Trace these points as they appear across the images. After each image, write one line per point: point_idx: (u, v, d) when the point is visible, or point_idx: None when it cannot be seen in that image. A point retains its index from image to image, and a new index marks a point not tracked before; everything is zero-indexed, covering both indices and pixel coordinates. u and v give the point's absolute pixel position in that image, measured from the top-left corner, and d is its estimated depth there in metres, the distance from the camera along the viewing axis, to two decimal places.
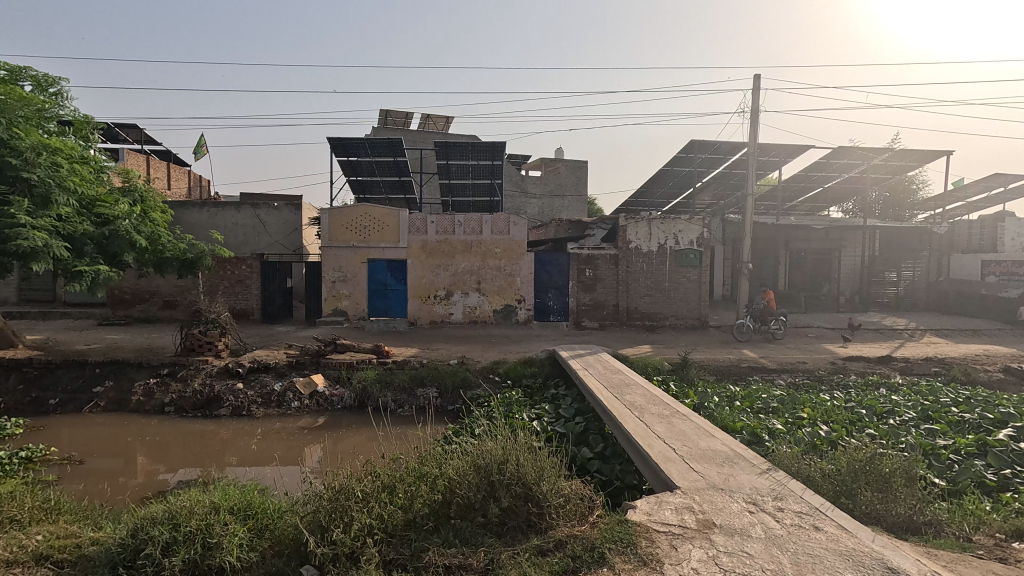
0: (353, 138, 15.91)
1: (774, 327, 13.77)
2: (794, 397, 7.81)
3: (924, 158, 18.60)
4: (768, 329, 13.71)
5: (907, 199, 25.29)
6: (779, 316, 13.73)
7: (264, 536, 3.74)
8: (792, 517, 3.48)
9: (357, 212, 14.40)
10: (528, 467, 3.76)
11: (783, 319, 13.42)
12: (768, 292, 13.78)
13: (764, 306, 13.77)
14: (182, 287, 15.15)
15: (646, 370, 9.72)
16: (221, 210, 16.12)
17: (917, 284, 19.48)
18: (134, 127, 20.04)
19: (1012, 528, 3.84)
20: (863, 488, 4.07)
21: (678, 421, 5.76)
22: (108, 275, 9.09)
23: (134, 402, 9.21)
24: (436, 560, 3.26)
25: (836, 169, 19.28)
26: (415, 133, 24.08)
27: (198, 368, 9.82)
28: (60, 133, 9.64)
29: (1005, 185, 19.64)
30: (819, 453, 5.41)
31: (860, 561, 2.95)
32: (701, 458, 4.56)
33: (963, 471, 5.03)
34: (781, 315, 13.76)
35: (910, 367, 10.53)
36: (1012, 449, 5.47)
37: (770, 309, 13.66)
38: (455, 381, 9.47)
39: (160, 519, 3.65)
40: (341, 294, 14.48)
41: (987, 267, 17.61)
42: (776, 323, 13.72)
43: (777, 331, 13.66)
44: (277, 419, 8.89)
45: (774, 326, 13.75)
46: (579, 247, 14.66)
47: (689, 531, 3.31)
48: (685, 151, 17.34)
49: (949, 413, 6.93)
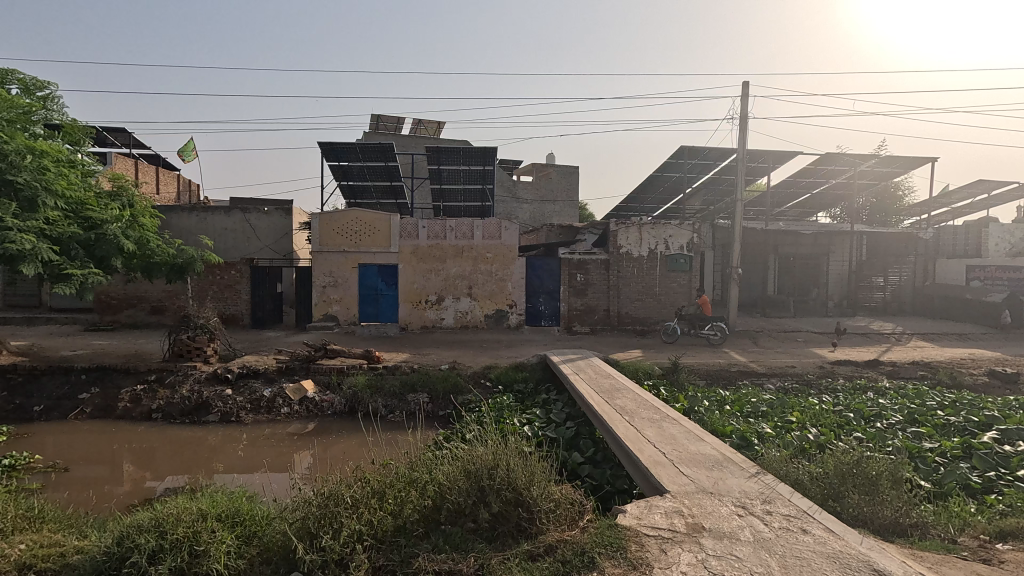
0: (344, 143, 15.90)
1: (710, 332, 13.73)
2: (782, 402, 7.86)
3: (910, 164, 18.88)
4: (702, 334, 13.75)
5: (894, 204, 25.64)
6: (716, 323, 13.69)
7: (252, 544, 3.70)
8: (780, 520, 3.51)
9: (348, 217, 14.37)
10: (518, 471, 3.77)
11: (715, 325, 13.36)
12: (704, 297, 13.95)
13: (699, 311, 13.95)
14: (170, 292, 15.03)
15: (637, 374, 9.75)
16: (210, 214, 16.00)
17: (903, 289, 19.73)
18: (122, 131, 19.88)
19: (996, 530, 3.90)
20: (850, 491, 4.11)
21: (669, 425, 5.78)
22: (98, 278, 9.02)
23: (120, 408, 9.10)
24: (425, 566, 3.25)
25: (824, 175, 19.50)
26: (407, 138, 24.08)
27: (186, 374, 9.72)
28: (47, 137, 9.57)
29: (988, 191, 19.96)
30: (808, 457, 5.45)
31: (847, 563, 2.97)
32: (690, 462, 4.58)
33: (948, 473, 5.09)
34: (718, 323, 13.69)
35: (896, 371, 10.65)
36: (996, 451, 5.56)
37: (702, 314, 13.80)
38: (447, 387, 9.45)
39: (146, 527, 3.62)
40: (331, 299, 14.44)
41: (972, 272, 18.35)
42: (710, 329, 13.70)
43: (711, 337, 13.57)
44: (267, 425, 8.81)
45: (710, 332, 13.69)
46: (570, 252, 14.69)
47: (678, 535, 3.33)
48: (676, 156, 17.47)
49: (934, 416, 7.01)
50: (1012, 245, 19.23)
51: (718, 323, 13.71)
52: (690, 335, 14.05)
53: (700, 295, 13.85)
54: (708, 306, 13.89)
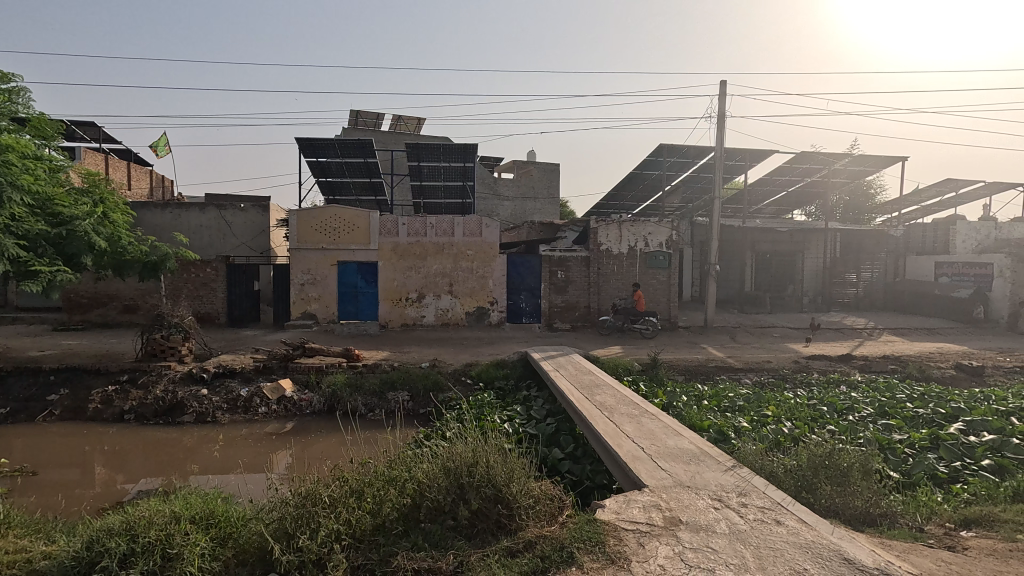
0: (322, 140, 15.70)
1: (642, 327, 13.97)
2: (759, 396, 8.00)
3: (882, 163, 19.33)
4: (636, 328, 13.92)
5: (866, 202, 26.25)
6: (648, 317, 13.96)
7: (227, 546, 3.63)
8: (755, 512, 3.58)
9: (327, 213, 14.19)
10: (497, 469, 3.77)
11: (649, 320, 13.57)
12: (638, 291, 13.99)
13: (633, 306, 13.97)
14: (143, 291, 14.69)
15: (617, 371, 9.82)
16: (184, 211, 15.67)
17: (875, 285, 20.23)
18: (91, 125, 19.33)
19: (960, 518, 4.03)
20: (822, 482, 4.20)
21: (647, 420, 5.85)
22: (66, 277, 8.76)
23: (91, 410, 8.87)
24: (404, 565, 3.24)
25: (799, 173, 19.86)
26: (387, 134, 23.88)
27: (160, 374, 9.52)
28: (13, 131, 9.26)
29: (956, 190, 20.55)
30: (783, 450, 5.56)
31: (819, 553, 3.05)
32: (668, 456, 4.64)
33: (916, 464, 5.24)
34: (650, 317, 13.97)
35: (868, 365, 10.93)
36: (962, 442, 5.75)
37: (636, 309, 13.84)
38: (428, 384, 9.40)
39: (117, 531, 3.54)
40: (310, 297, 14.26)
41: (941, 269, 18.42)
42: (644, 324, 13.92)
43: (644, 331, 13.85)
44: (244, 426, 8.68)
45: (642, 326, 13.96)
46: (551, 249, 14.74)
47: (655, 528, 3.37)
48: (655, 154, 17.63)
49: (904, 409, 7.21)
50: (978, 242, 19.82)
51: (650, 318, 13.97)
52: (624, 329, 14.09)
53: (635, 290, 13.86)
54: (642, 301, 13.93)
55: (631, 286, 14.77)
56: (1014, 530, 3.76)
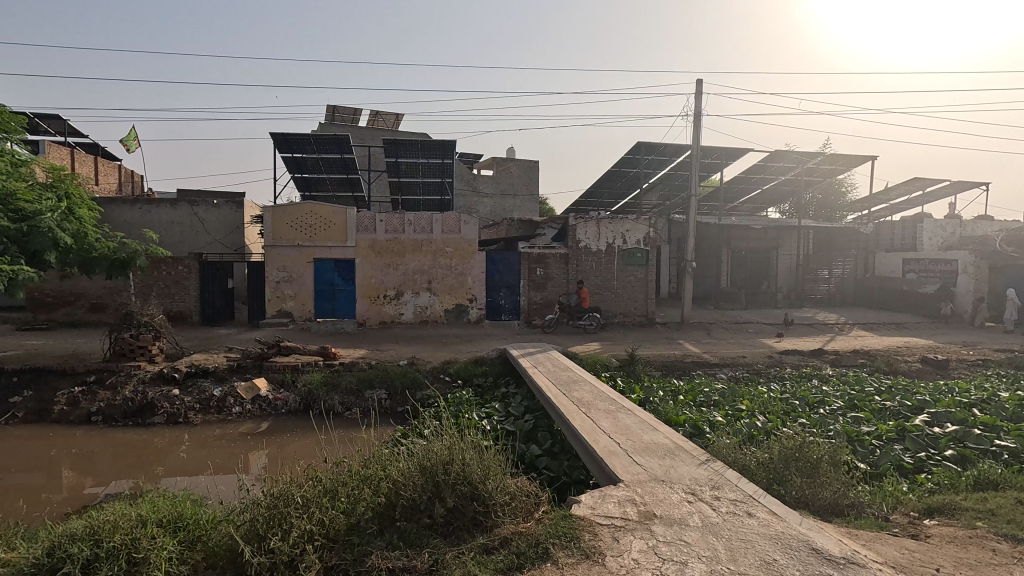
0: (298, 135, 15.45)
1: (586, 323, 14.16)
2: (733, 391, 8.13)
3: (853, 162, 19.78)
4: (580, 325, 14.08)
5: (838, 200, 26.85)
6: (591, 313, 14.17)
7: (195, 549, 3.54)
8: (727, 504, 3.63)
9: (302, 210, 13.97)
10: (474, 466, 3.76)
11: (594, 315, 13.76)
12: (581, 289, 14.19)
13: (577, 303, 14.14)
14: (112, 289, 14.29)
15: (595, 367, 9.88)
16: (155, 207, 15.28)
17: (846, 281, 20.72)
18: (56, 118, 18.71)
19: (924, 507, 4.14)
20: (793, 474, 4.29)
21: (624, 415, 5.89)
22: (30, 275, 8.45)
23: (56, 412, 8.60)
24: (378, 564, 3.21)
25: (773, 171, 20.21)
26: (364, 130, 23.60)
27: (129, 375, 9.27)
28: None
29: (922, 189, 21.14)
30: (756, 443, 5.66)
31: (788, 544, 3.11)
32: (643, 451, 4.68)
33: (883, 455, 5.37)
34: (593, 313, 14.21)
35: (839, 359, 11.20)
36: (926, 433, 5.93)
37: (581, 306, 14.00)
38: (405, 382, 9.34)
39: (80, 536, 3.45)
40: (285, 295, 14.04)
41: (908, 266, 19.04)
42: (588, 320, 14.12)
43: (587, 327, 14.07)
44: (217, 426, 8.51)
45: (586, 323, 14.15)
46: (530, 246, 14.75)
47: (630, 523, 3.40)
48: (633, 152, 17.76)
49: (872, 402, 7.40)
50: (943, 239, 20.43)
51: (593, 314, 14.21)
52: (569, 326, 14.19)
53: (580, 288, 14.07)
54: (585, 298, 14.12)
55: (575, 282, 14.90)
56: (974, 518, 3.88)
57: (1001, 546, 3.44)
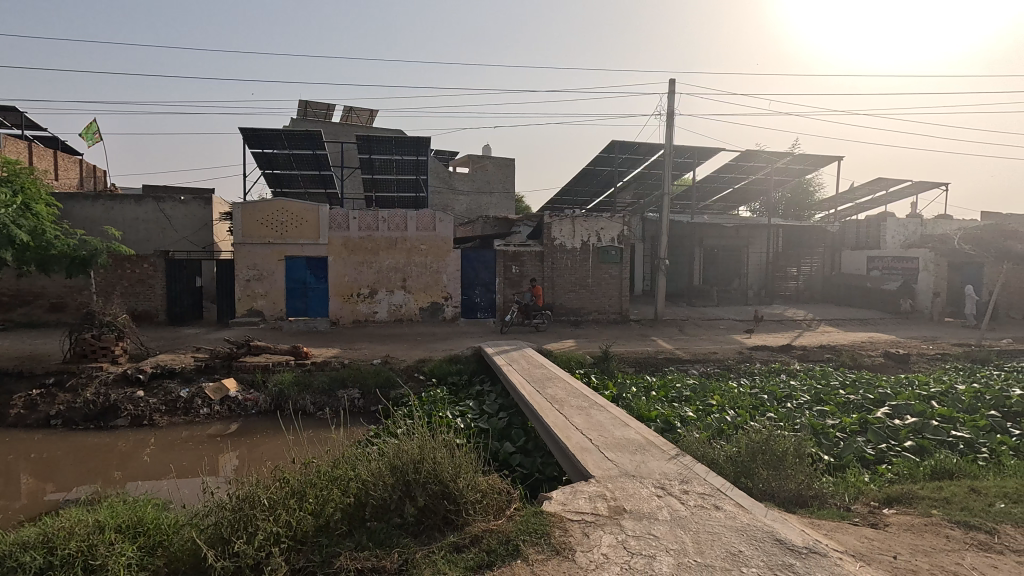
0: (268, 130, 15.14)
1: (538, 321, 14.18)
2: (704, 386, 8.27)
3: (820, 162, 20.27)
4: (534, 323, 14.03)
5: (806, 200, 27.50)
6: (543, 312, 14.21)
7: (156, 554, 3.44)
8: (695, 498, 3.69)
9: (273, 207, 13.70)
10: (444, 464, 3.74)
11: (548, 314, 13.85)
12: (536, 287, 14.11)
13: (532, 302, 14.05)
14: (73, 288, 13.80)
15: (570, 364, 9.94)
16: (118, 203, 14.80)
17: (813, 278, 21.24)
18: (12, 110, 17.98)
19: (884, 496, 4.28)
20: (759, 466, 4.38)
21: (596, 412, 5.94)
22: None
23: (12, 416, 8.27)
24: (347, 565, 3.17)
25: (744, 171, 20.58)
26: (337, 126, 23.25)
27: (91, 376, 8.97)
28: None
29: (886, 189, 21.79)
30: (725, 437, 5.77)
31: (753, 535, 3.17)
32: (615, 447, 4.72)
33: (846, 447, 5.52)
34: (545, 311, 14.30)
35: (806, 354, 11.48)
36: (887, 425, 6.12)
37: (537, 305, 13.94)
38: (378, 380, 9.24)
39: (32, 544, 3.34)
40: (255, 294, 13.76)
41: (872, 263, 19.59)
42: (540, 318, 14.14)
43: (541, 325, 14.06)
44: (184, 428, 8.30)
45: (539, 321, 14.19)
46: (505, 244, 14.75)
47: (600, 518, 3.42)
48: (607, 151, 17.90)
49: (837, 395, 7.60)
50: (905, 238, 21.11)
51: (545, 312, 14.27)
52: (523, 325, 14.07)
53: (534, 286, 13.97)
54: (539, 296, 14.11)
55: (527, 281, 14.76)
56: (930, 506, 4.02)
57: (953, 532, 3.58)
